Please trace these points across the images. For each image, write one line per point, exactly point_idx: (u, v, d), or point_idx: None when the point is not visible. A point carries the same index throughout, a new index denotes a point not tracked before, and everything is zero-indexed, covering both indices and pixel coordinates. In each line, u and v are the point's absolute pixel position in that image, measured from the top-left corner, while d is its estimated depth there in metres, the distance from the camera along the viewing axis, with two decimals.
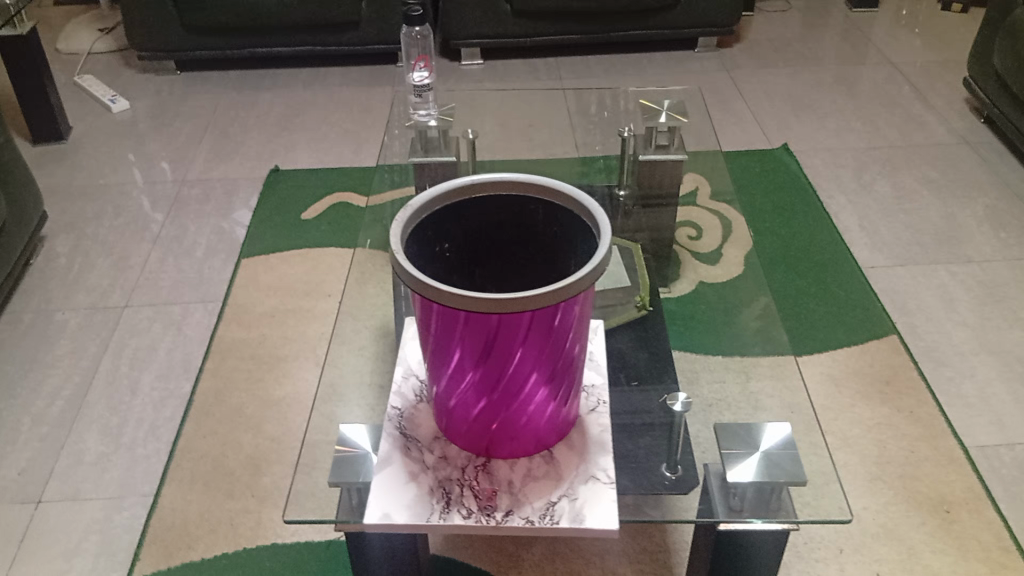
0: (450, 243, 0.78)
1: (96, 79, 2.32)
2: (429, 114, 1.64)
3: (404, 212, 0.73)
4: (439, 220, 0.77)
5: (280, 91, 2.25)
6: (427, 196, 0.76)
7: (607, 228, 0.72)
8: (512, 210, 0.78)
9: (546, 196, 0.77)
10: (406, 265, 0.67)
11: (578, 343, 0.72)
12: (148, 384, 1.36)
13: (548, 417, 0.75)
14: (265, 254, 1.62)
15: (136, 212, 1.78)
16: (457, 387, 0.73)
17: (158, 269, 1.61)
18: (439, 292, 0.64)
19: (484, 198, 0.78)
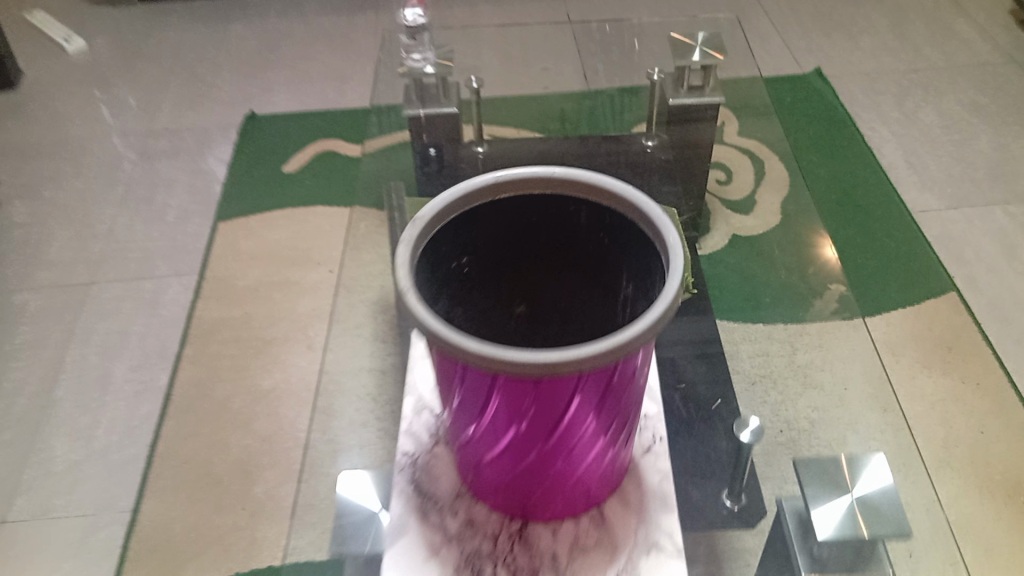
0: (469, 256, 0.62)
1: (49, 14, 2.10)
2: (425, 58, 1.36)
3: (410, 228, 0.56)
4: (454, 230, 0.60)
5: (253, 23, 2.04)
6: (440, 203, 0.58)
7: (676, 240, 0.55)
8: (546, 211, 0.61)
9: (592, 195, 0.60)
10: (420, 315, 0.50)
11: (637, 391, 0.57)
12: (120, 376, 1.21)
13: (600, 474, 0.61)
14: (244, 216, 1.45)
15: (100, 171, 1.59)
16: (487, 447, 0.57)
17: (125, 237, 1.44)
18: (462, 350, 0.48)
19: (510, 199, 0.61)
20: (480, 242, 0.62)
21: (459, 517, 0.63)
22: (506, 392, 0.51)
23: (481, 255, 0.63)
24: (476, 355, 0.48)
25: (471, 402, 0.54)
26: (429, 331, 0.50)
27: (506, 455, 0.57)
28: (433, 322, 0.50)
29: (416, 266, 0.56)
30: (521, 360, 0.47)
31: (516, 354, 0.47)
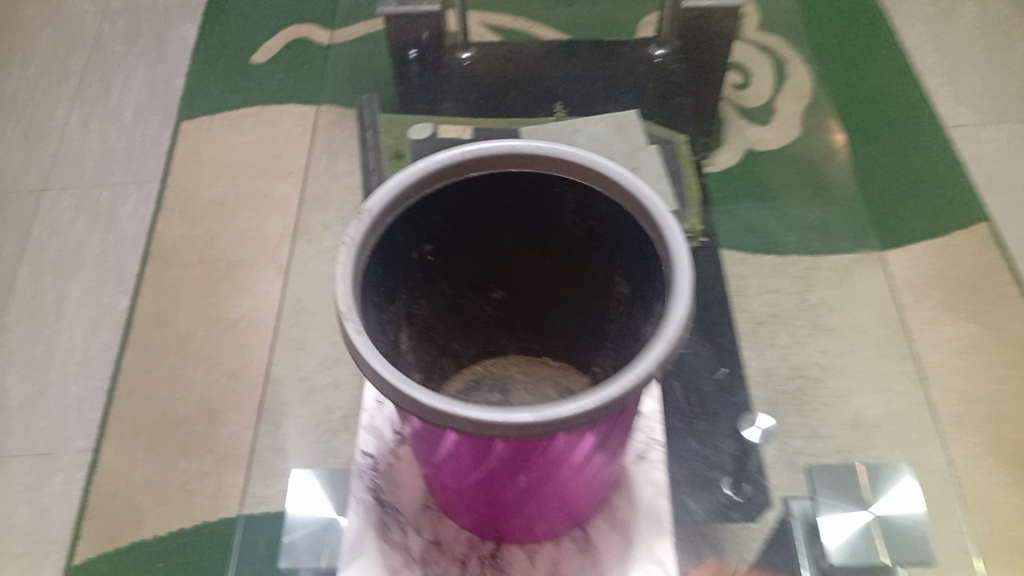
0: (433, 241, 0.52)
1: None
2: None
3: (354, 224, 0.46)
4: (414, 219, 0.50)
5: None
6: (394, 189, 0.48)
7: (683, 245, 0.45)
8: (525, 192, 0.51)
9: (582, 180, 0.49)
10: (364, 354, 0.41)
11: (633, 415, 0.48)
12: (75, 300, 1.12)
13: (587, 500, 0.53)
14: (209, 116, 1.32)
15: (51, 59, 1.45)
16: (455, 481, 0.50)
17: (79, 137, 1.32)
18: (416, 404, 0.39)
19: (481, 178, 0.50)
20: (446, 227, 0.52)
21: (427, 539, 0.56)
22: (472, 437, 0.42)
23: (447, 238, 0.53)
24: (431, 407, 0.39)
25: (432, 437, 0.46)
26: (375, 373, 0.41)
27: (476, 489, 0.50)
28: (382, 364, 0.41)
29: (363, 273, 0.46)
30: (489, 419, 0.38)
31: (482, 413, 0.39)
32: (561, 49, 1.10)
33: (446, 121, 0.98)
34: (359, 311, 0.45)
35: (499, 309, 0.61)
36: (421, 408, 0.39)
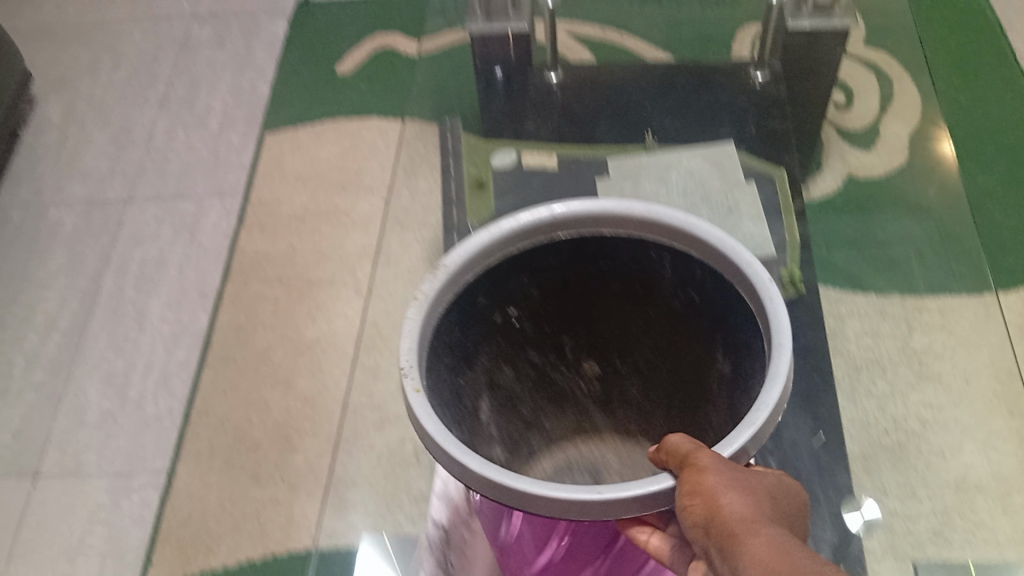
0: (521, 307, 0.51)
1: None
2: None
3: (428, 280, 0.45)
4: (498, 279, 0.48)
5: None
6: (477, 243, 0.47)
7: (783, 316, 0.42)
8: (619, 255, 0.49)
9: (678, 242, 0.47)
10: (420, 413, 0.40)
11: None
12: (156, 314, 1.13)
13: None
14: (292, 127, 1.31)
15: (140, 61, 1.47)
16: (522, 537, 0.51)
17: (165, 145, 1.33)
18: (463, 468, 0.38)
19: (574, 240, 0.48)
20: (535, 291, 0.51)
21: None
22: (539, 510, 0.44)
23: (535, 303, 0.52)
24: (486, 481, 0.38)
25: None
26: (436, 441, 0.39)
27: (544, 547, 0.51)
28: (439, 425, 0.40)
29: (434, 330, 0.45)
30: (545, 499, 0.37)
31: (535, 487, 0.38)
32: (666, 72, 1.05)
33: (528, 146, 0.94)
34: (427, 367, 0.44)
35: (594, 383, 0.57)
36: (477, 479, 0.39)
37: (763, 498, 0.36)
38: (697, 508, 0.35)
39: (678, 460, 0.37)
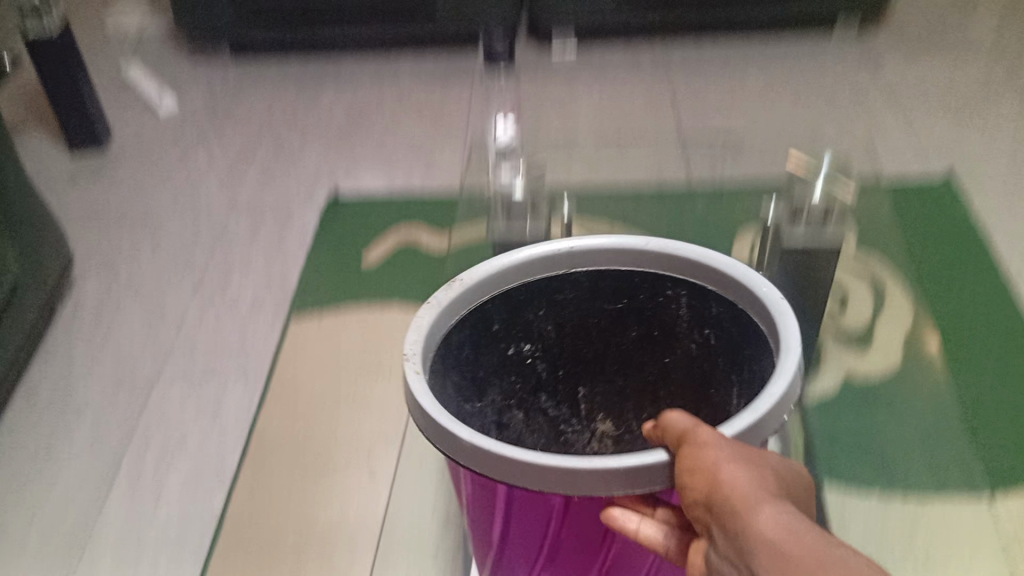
0: (534, 347, 0.75)
1: (145, 71, 2.20)
2: (514, 181, 1.17)
3: (448, 289, 0.75)
4: (518, 302, 0.77)
5: (346, 92, 2.09)
6: (491, 275, 0.76)
7: (789, 327, 0.68)
8: (638, 287, 0.77)
9: (670, 271, 0.77)
10: (416, 388, 0.67)
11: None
12: (173, 491, 1.15)
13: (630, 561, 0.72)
14: (319, 312, 1.40)
15: (179, 246, 1.60)
16: (511, 533, 0.72)
17: (196, 326, 1.41)
18: (456, 435, 0.63)
19: (587, 273, 0.79)
20: (549, 330, 0.76)
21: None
22: (514, 499, 0.66)
23: (550, 351, 0.74)
24: (463, 451, 0.63)
25: (497, 507, 0.69)
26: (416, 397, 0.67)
27: (532, 540, 0.72)
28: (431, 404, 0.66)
29: (447, 324, 0.73)
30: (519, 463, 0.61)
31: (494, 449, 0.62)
32: None
33: None
34: (428, 362, 0.71)
35: (606, 440, 0.68)
36: (458, 448, 0.63)
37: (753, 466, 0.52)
38: (699, 473, 0.53)
39: (681, 440, 0.56)
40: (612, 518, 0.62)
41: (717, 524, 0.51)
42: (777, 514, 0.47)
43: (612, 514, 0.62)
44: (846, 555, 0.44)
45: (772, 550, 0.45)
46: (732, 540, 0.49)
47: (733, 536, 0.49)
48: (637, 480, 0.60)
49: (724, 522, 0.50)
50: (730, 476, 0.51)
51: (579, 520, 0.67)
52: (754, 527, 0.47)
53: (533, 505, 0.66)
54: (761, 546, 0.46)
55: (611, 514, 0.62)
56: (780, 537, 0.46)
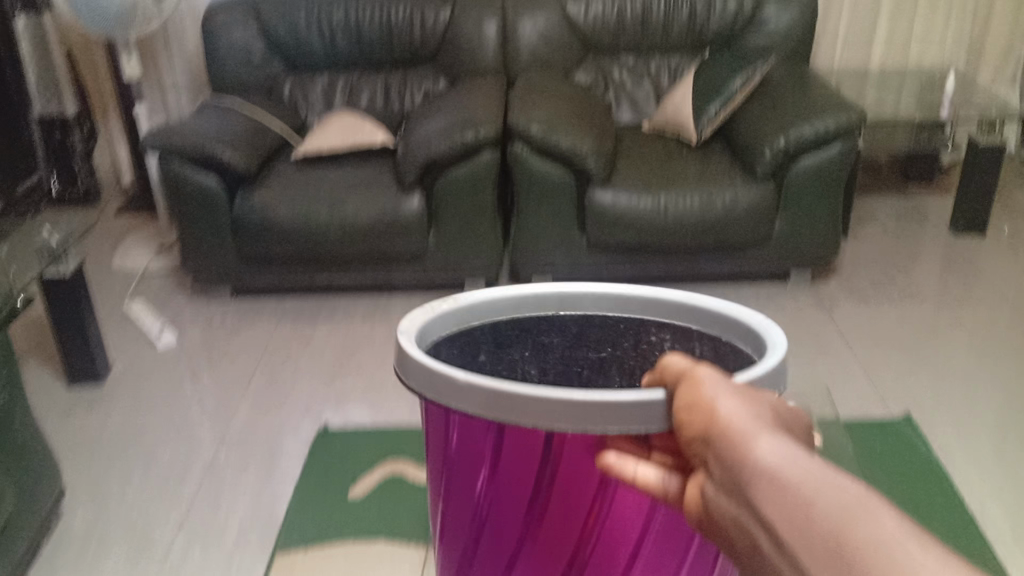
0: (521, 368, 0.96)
1: (147, 306, 2.40)
2: None
3: (453, 305, 1.00)
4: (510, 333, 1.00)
5: (337, 329, 2.26)
6: (484, 306, 1.01)
7: (775, 333, 0.89)
8: (627, 324, 1.01)
9: (643, 309, 1.02)
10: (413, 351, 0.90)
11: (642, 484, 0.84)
12: None
13: (610, 537, 0.87)
14: (304, 549, 1.42)
15: (166, 478, 1.64)
16: (507, 503, 0.89)
17: (178, 563, 1.42)
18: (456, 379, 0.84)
19: (570, 314, 1.03)
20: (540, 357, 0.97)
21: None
22: (512, 452, 0.86)
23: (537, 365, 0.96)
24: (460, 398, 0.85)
25: (497, 469, 0.88)
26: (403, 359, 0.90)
27: (526, 507, 0.89)
28: (415, 351, 0.89)
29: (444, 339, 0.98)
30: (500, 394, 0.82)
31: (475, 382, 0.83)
32: None
33: None
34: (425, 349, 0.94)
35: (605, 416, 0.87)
36: (454, 394, 0.85)
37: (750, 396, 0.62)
38: (701, 405, 0.63)
39: (687, 389, 0.65)
40: (606, 460, 0.78)
41: (715, 459, 0.59)
42: (777, 444, 0.56)
43: (609, 459, 0.78)
44: (837, 475, 0.52)
45: (772, 473, 0.54)
46: (730, 471, 0.57)
47: (731, 465, 0.57)
48: (616, 424, 0.79)
49: (723, 455, 0.58)
50: (734, 415, 0.59)
51: (567, 475, 0.85)
52: (757, 452, 0.55)
53: (526, 454, 0.85)
54: (764, 468, 0.54)
55: (608, 460, 0.78)
56: (779, 464, 0.54)
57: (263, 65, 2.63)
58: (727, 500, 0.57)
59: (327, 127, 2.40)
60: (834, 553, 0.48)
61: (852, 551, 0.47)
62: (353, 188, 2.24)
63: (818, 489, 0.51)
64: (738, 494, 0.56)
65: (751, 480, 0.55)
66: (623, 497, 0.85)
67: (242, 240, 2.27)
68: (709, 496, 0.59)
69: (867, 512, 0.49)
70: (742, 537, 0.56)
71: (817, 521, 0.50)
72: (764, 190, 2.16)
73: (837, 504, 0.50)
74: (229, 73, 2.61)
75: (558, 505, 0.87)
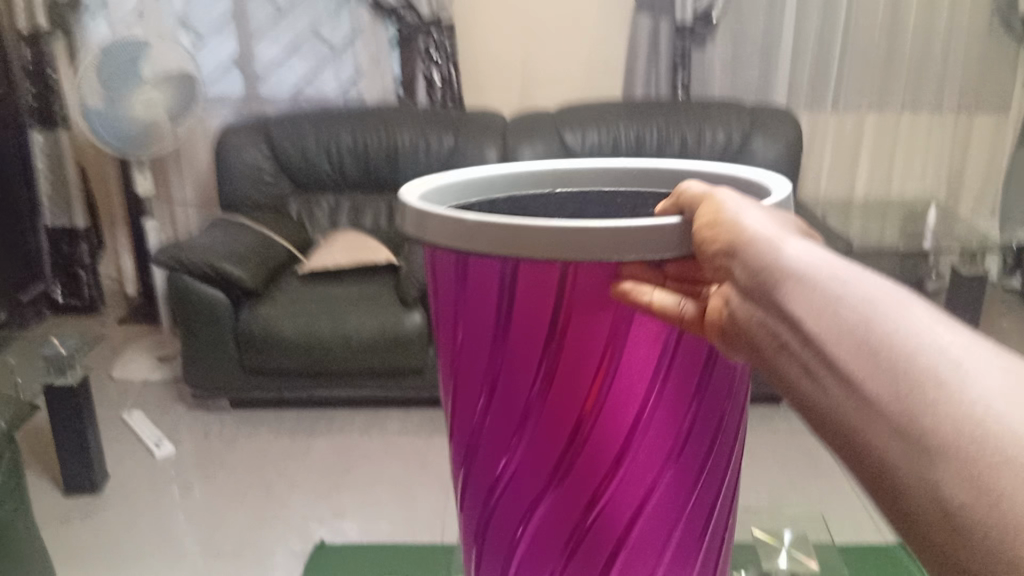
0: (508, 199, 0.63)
1: (145, 415, 2.43)
2: None
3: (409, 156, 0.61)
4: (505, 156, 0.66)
5: (335, 440, 2.29)
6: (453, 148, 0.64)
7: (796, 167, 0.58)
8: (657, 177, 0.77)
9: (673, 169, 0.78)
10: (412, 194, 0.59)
11: (693, 351, 0.52)
12: None
13: (642, 467, 0.53)
14: None
15: None
16: (489, 407, 0.55)
17: None
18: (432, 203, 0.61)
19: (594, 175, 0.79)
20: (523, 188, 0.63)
21: (493, 561, 0.59)
22: (493, 312, 0.52)
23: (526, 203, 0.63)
24: (459, 235, 0.50)
25: (477, 347, 0.54)
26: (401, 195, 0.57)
27: (514, 410, 0.54)
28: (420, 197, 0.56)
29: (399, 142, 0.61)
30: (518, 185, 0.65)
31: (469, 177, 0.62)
32: None
33: None
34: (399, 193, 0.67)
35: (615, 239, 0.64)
36: (451, 232, 0.51)
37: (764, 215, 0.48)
38: (709, 220, 0.48)
39: (707, 204, 0.49)
40: (621, 291, 0.49)
41: (747, 272, 0.45)
42: (842, 268, 0.41)
43: (624, 286, 0.49)
44: (930, 315, 0.38)
45: (830, 308, 0.39)
46: (768, 292, 0.43)
47: (770, 289, 0.43)
48: (654, 250, 0.48)
49: (760, 276, 0.44)
50: (785, 243, 0.44)
51: (573, 345, 0.51)
52: (804, 286, 0.41)
53: (521, 316, 0.51)
54: (816, 303, 0.40)
55: (623, 287, 0.49)
56: (843, 292, 0.40)
57: (272, 184, 2.76)
58: (759, 329, 0.44)
59: (333, 244, 2.50)
60: (894, 424, 0.36)
61: (926, 421, 0.35)
62: (358, 304, 2.30)
63: (894, 335, 0.37)
64: (776, 322, 0.42)
65: (798, 315, 0.41)
66: (631, 354, 0.51)
67: (246, 352, 2.30)
68: (733, 310, 0.46)
69: (897, 313, 0.38)
70: (770, 378, 0.44)
71: (882, 387, 0.37)
72: None
73: (922, 357, 0.36)
74: (241, 191, 2.73)
75: (561, 408, 0.53)
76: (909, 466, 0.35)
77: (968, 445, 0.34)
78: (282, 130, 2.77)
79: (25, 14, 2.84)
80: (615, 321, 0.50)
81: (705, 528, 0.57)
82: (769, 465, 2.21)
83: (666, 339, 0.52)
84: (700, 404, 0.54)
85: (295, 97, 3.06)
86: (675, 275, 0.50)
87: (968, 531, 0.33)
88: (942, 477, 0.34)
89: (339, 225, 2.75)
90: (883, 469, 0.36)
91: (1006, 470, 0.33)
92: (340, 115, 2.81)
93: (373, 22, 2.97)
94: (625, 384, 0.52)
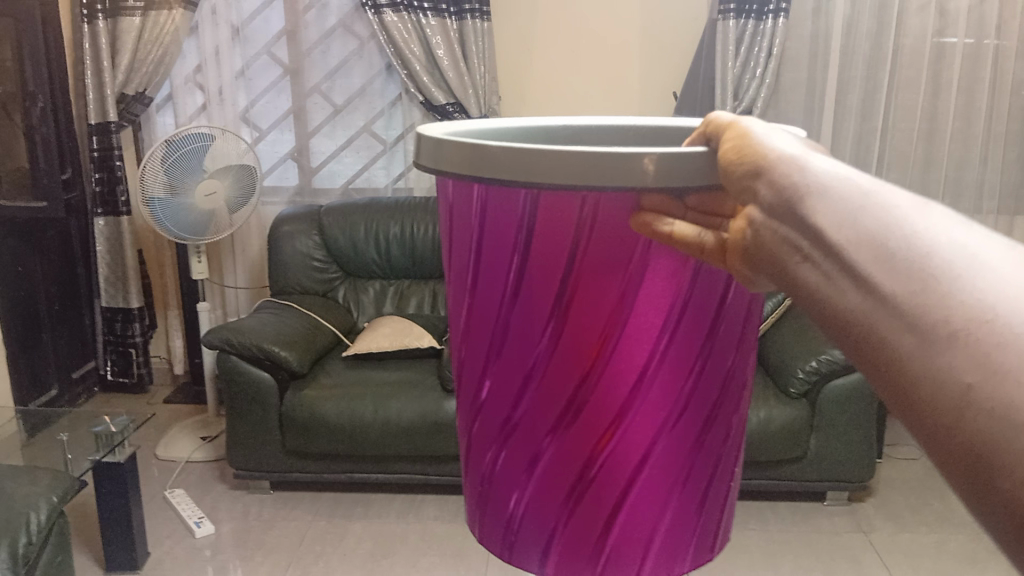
0: None
1: (186, 493, 2.46)
2: None
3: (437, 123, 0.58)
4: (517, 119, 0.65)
5: (372, 524, 2.30)
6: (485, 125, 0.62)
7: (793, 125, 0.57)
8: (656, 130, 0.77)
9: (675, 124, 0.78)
10: (431, 123, 0.57)
11: (708, 291, 0.49)
12: None
13: (648, 421, 0.49)
14: None
15: None
16: (498, 357, 0.51)
17: None
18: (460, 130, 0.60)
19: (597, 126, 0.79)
20: None
21: (493, 517, 0.55)
22: (511, 243, 0.48)
23: None
24: (479, 164, 0.47)
25: (484, 286, 0.50)
26: (418, 133, 0.55)
27: (522, 363, 0.49)
28: (440, 133, 0.54)
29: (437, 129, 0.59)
30: (534, 138, 0.66)
31: (491, 121, 0.63)
32: None
33: None
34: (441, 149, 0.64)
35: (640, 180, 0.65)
36: (476, 162, 0.47)
37: (800, 145, 0.46)
38: (737, 143, 0.45)
39: (731, 130, 0.46)
40: (643, 223, 0.45)
41: (774, 190, 0.43)
42: (861, 180, 0.40)
43: (643, 218, 0.45)
44: (948, 219, 0.38)
45: (850, 218, 0.39)
46: (794, 210, 0.42)
47: (796, 207, 0.42)
48: (681, 180, 0.44)
49: (787, 195, 0.42)
50: (811, 162, 0.42)
51: (589, 281, 0.47)
52: (827, 199, 0.40)
53: (538, 250, 0.47)
54: (841, 212, 0.39)
55: (644, 218, 0.45)
56: (866, 203, 0.39)
57: (321, 270, 2.86)
58: (783, 248, 0.43)
59: (379, 329, 2.56)
60: (910, 322, 0.36)
61: (939, 317, 0.35)
62: (395, 387, 2.34)
63: (914, 237, 0.37)
64: (799, 235, 0.41)
65: (823, 228, 0.40)
66: (646, 297, 0.47)
67: (287, 432, 2.34)
68: (752, 232, 0.44)
69: (899, 221, 0.37)
70: (795, 297, 0.43)
71: (897, 286, 0.36)
72: (795, 409, 2.29)
73: (939, 254, 0.36)
74: (290, 277, 2.83)
75: (570, 353, 0.48)
76: (921, 363, 0.35)
77: (998, 343, 0.33)
78: (332, 220, 2.86)
79: (96, 108, 3.01)
80: (637, 251, 0.46)
81: (706, 490, 0.54)
82: (811, 563, 2.17)
83: (686, 277, 0.48)
84: (712, 351, 0.50)
85: (347, 188, 3.21)
86: (697, 204, 0.46)
87: (973, 411, 0.33)
88: (954, 366, 0.34)
89: (384, 311, 2.86)
90: (900, 365, 0.36)
91: (1009, 355, 0.33)
92: (385, 207, 2.88)
93: (424, 119, 3.10)
94: (635, 331, 0.47)
